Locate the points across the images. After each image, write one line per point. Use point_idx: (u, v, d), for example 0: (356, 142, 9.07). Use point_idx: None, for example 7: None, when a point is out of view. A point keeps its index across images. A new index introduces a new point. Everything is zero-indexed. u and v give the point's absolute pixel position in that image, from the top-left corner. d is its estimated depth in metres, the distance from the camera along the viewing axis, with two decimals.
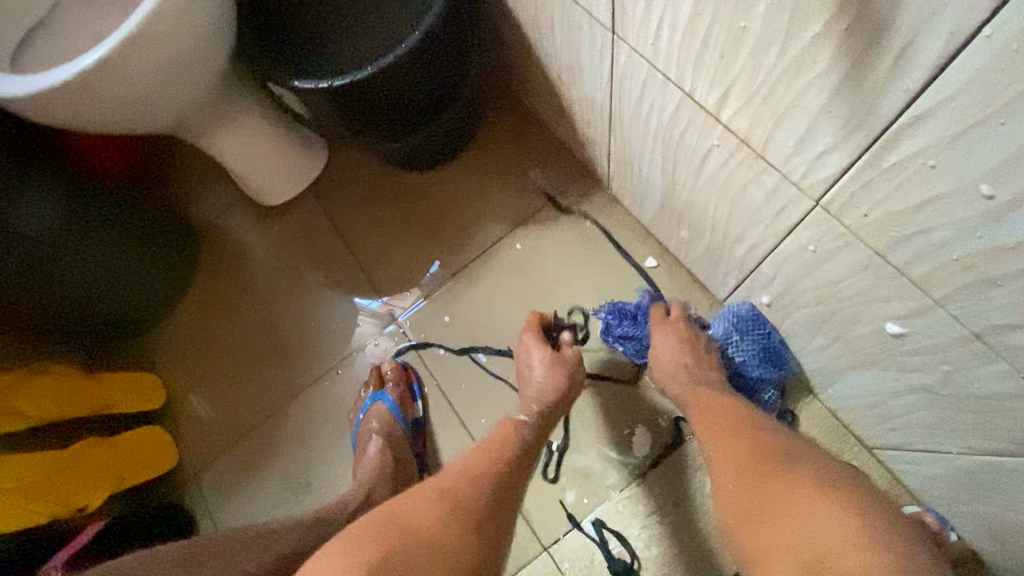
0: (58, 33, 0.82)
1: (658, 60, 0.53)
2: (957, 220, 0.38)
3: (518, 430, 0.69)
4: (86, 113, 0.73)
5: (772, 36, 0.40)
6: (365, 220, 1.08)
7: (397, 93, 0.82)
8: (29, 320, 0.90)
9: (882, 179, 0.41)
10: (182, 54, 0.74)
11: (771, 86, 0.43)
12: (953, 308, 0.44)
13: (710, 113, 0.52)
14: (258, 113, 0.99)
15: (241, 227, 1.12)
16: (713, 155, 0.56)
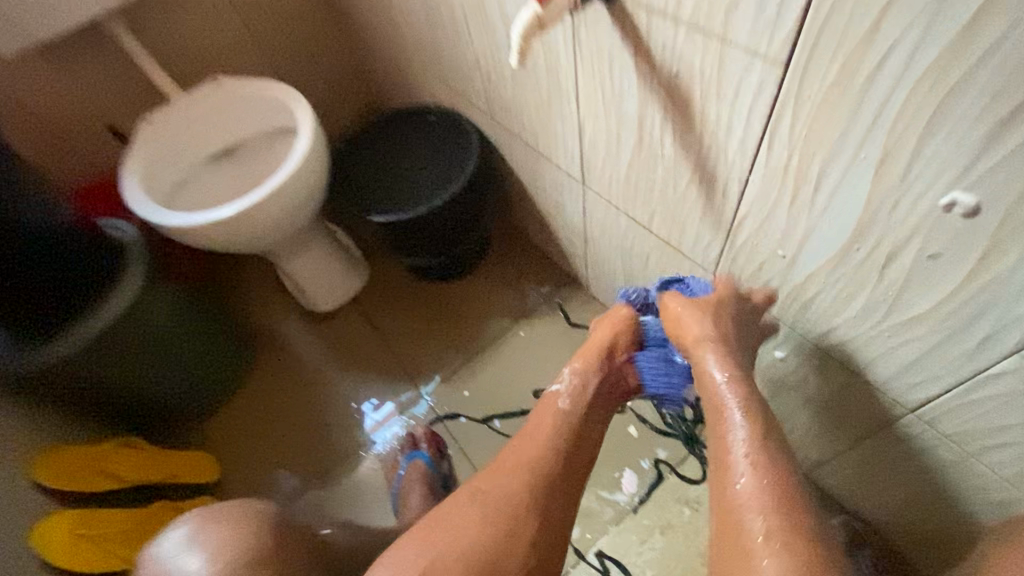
0: (196, 188, 1.23)
1: (612, 198, 0.89)
2: (779, 275, 0.69)
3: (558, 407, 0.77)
4: (219, 242, 1.06)
5: (668, 184, 0.74)
6: (399, 320, 1.36)
7: (439, 224, 1.17)
8: (127, 397, 1.10)
9: (739, 257, 0.72)
10: (293, 203, 1.09)
11: (674, 210, 0.77)
12: (799, 330, 0.72)
13: (647, 226, 0.85)
14: (326, 243, 1.32)
15: (294, 328, 1.38)
16: (653, 252, 0.89)
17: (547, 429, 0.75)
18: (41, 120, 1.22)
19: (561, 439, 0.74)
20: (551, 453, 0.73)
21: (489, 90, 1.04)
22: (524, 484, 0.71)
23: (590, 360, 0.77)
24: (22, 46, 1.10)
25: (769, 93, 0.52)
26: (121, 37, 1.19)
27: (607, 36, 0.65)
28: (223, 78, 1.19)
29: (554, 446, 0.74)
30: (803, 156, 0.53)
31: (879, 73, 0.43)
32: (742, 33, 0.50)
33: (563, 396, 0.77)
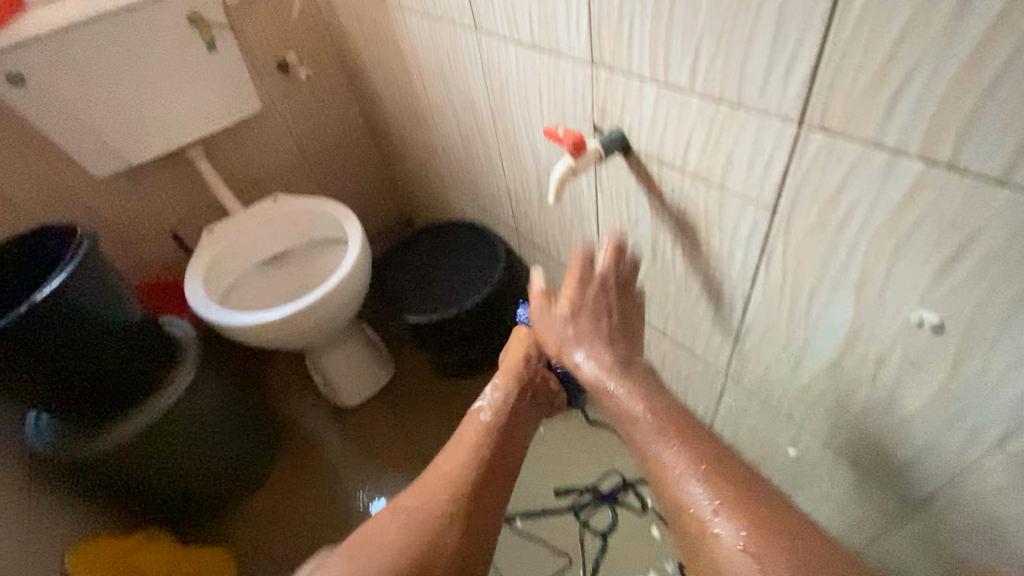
0: (244, 290, 1.35)
1: None
2: (783, 376, 0.77)
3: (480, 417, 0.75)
4: (270, 337, 1.17)
5: (680, 295, 0.85)
6: (422, 415, 1.41)
7: (467, 323, 1.29)
8: (162, 491, 1.14)
9: (747, 358, 0.81)
10: (337, 304, 1.20)
11: (687, 317, 0.87)
12: (808, 428, 0.79)
13: (661, 330, 0.95)
14: (359, 341, 1.42)
15: (319, 422, 1.43)
16: (668, 354, 0.98)
17: (467, 443, 0.71)
18: (115, 228, 1.38)
19: (483, 449, 0.71)
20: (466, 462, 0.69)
21: (516, 209, 1.20)
22: (450, 491, 0.67)
23: (512, 374, 0.78)
24: (115, 169, 1.29)
25: (763, 228, 0.64)
26: (198, 161, 1.39)
27: (625, 178, 0.79)
28: (282, 195, 1.37)
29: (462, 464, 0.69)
30: (796, 277, 0.64)
31: (847, 220, 0.55)
32: (737, 184, 0.63)
33: (485, 411, 0.75)
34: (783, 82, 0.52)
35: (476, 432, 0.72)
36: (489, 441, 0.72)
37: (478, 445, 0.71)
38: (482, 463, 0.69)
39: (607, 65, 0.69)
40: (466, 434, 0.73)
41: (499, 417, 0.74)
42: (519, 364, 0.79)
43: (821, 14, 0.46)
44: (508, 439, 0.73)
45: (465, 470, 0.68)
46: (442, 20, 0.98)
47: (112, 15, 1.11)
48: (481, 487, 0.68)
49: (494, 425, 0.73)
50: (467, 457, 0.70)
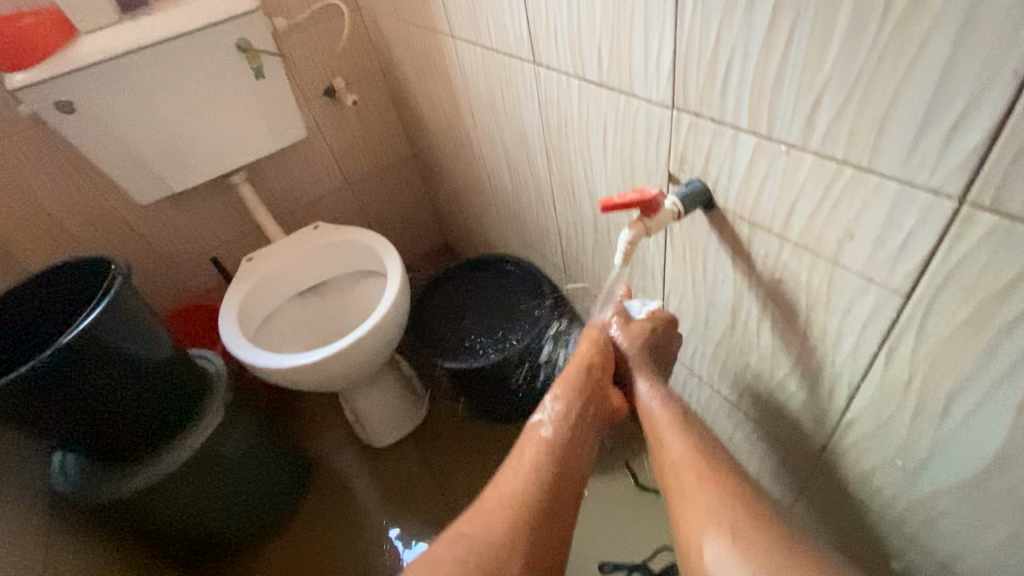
0: (280, 322, 1.29)
1: (695, 368, 0.87)
2: (894, 481, 0.63)
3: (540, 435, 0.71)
4: (299, 379, 1.11)
5: (761, 371, 0.73)
6: (455, 462, 1.32)
7: (508, 372, 1.19)
8: (181, 536, 1.08)
9: (846, 453, 0.68)
10: (370, 345, 1.13)
11: (768, 394, 0.74)
12: (925, 544, 0.65)
13: (733, 402, 0.83)
14: (393, 380, 1.34)
15: (349, 462, 1.36)
16: (740, 429, 0.85)
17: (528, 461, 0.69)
18: (156, 254, 1.36)
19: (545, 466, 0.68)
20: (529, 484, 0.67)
21: (567, 250, 1.10)
22: (508, 517, 0.64)
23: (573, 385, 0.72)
24: (160, 196, 1.27)
25: (886, 316, 0.52)
26: (240, 187, 1.36)
27: (703, 235, 0.68)
28: (323, 225, 1.32)
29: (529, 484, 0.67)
30: (927, 379, 0.52)
31: (1017, 325, 0.43)
32: (856, 262, 0.51)
33: (544, 426, 0.71)
34: (940, 151, 0.40)
35: (535, 452, 0.69)
36: (552, 459, 0.69)
37: (539, 465, 0.68)
38: (547, 486, 0.67)
39: (692, 110, 0.59)
40: (527, 454, 0.70)
41: (559, 433, 0.70)
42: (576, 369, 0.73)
43: (1013, 71, 0.35)
44: (572, 455, 0.70)
45: (526, 494, 0.66)
46: (497, 50, 0.91)
47: (162, 44, 1.09)
48: (549, 507, 0.66)
49: (556, 444, 0.70)
50: (528, 480, 0.67)
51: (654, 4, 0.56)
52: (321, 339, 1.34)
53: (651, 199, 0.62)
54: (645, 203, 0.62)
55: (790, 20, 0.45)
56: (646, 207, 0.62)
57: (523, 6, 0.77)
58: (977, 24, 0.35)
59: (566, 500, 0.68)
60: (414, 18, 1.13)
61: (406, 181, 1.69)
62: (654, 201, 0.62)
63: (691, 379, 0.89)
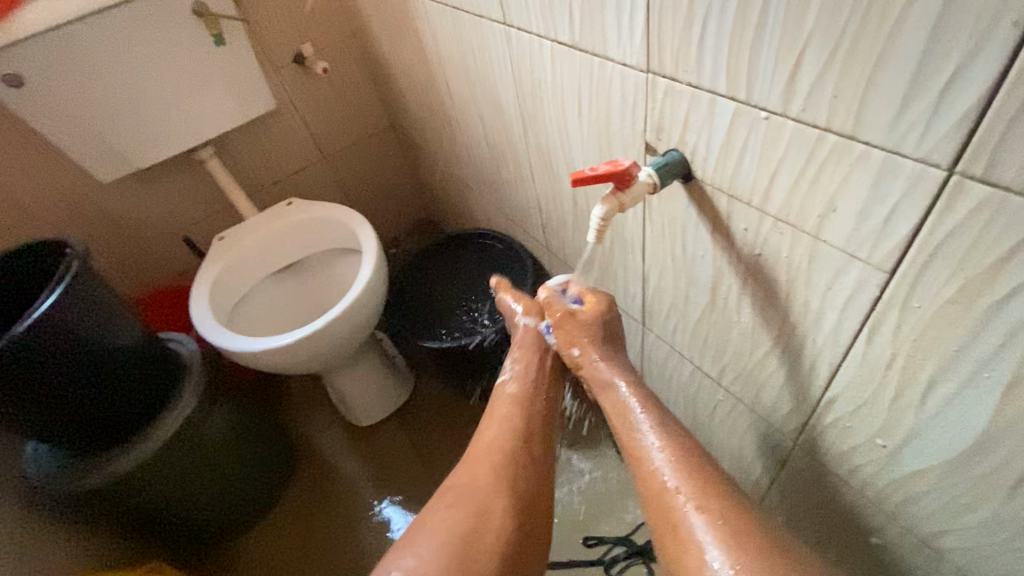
0: (256, 303, 1.26)
1: (677, 345, 0.85)
2: (874, 458, 0.62)
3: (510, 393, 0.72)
4: (276, 361, 1.09)
5: (742, 348, 0.70)
6: (440, 439, 1.32)
7: (490, 351, 1.16)
8: (164, 522, 1.07)
9: (827, 431, 0.66)
10: (348, 325, 1.10)
11: (749, 372, 0.72)
12: (903, 520, 0.64)
13: (715, 379, 0.81)
14: (375, 359, 1.32)
15: (334, 442, 1.35)
16: (721, 405, 0.84)
17: (500, 418, 0.70)
18: (124, 235, 1.31)
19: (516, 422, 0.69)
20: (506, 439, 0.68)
21: (547, 224, 1.06)
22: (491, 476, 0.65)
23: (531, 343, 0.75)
24: (124, 174, 1.21)
25: (869, 294, 0.49)
26: (208, 163, 1.30)
27: (682, 209, 0.65)
28: (297, 201, 1.27)
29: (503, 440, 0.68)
30: (910, 359, 0.50)
31: (1006, 304, 0.40)
32: (839, 237, 0.48)
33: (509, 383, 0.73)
34: (929, 117, 0.37)
35: (503, 405, 0.71)
36: (517, 412, 0.70)
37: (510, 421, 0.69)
38: (517, 437, 0.68)
39: (668, 74, 0.55)
40: (497, 410, 0.72)
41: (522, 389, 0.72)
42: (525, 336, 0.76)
43: (1013, 24, 0.31)
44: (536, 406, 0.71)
45: (498, 445, 0.68)
46: (467, 11, 0.84)
47: (110, 9, 1.01)
48: (521, 459, 0.67)
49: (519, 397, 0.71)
50: (500, 430, 0.69)
51: None
52: (300, 320, 1.31)
53: (626, 173, 0.58)
54: (619, 177, 0.58)
55: None
56: (621, 181, 0.58)
57: None
58: None
59: (536, 446, 0.69)
60: None
61: (385, 153, 1.63)
62: (630, 174, 0.58)
63: (672, 356, 0.87)
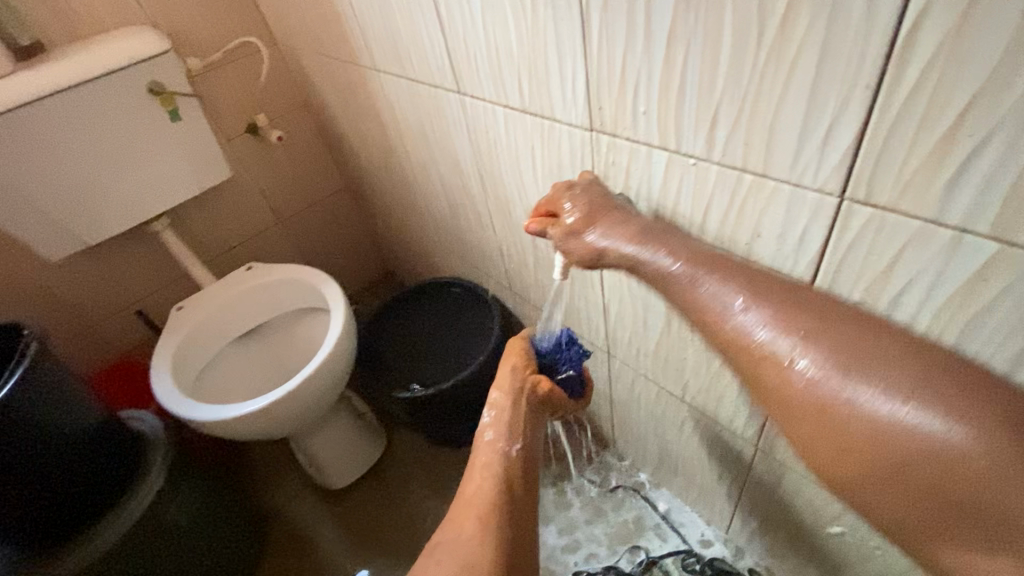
0: (217, 372, 1.23)
1: (641, 367, 0.91)
2: None
3: (492, 444, 0.68)
4: (246, 427, 1.06)
5: (700, 363, 0.78)
6: (419, 492, 1.30)
7: (464, 395, 1.18)
8: None
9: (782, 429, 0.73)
10: (319, 384, 1.10)
11: (708, 384, 0.80)
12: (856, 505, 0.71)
13: (677, 396, 0.88)
14: (346, 418, 1.31)
15: (307, 510, 1.30)
16: (687, 421, 0.90)
17: (480, 466, 0.66)
18: (72, 313, 1.26)
19: (495, 470, 0.66)
20: (487, 482, 0.65)
21: (509, 268, 1.13)
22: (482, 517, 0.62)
23: (508, 387, 0.72)
24: (73, 251, 1.19)
25: None
26: (164, 234, 1.30)
27: None
28: (258, 265, 1.28)
29: (485, 487, 0.64)
30: None
31: (902, 300, 0.48)
32: (766, 256, 0.57)
33: (488, 430, 0.69)
34: (820, 155, 0.46)
35: (484, 456, 0.67)
36: (500, 460, 0.66)
37: (490, 467, 0.66)
38: (501, 485, 0.64)
39: (609, 130, 0.64)
40: (477, 459, 0.67)
41: (503, 435, 0.68)
42: (511, 372, 0.74)
43: (865, 88, 0.41)
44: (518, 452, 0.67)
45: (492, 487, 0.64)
46: (422, 81, 0.93)
47: (65, 92, 1.03)
48: (500, 500, 0.63)
49: (501, 444, 0.68)
50: (482, 485, 0.65)
51: (565, 37, 0.61)
52: (266, 385, 1.29)
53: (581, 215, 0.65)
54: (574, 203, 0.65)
55: (684, 46, 0.50)
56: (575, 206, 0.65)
57: (443, 39, 0.80)
58: (833, 46, 0.40)
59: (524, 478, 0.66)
60: (336, 52, 1.14)
61: (342, 212, 1.67)
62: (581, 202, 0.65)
63: (639, 380, 0.94)
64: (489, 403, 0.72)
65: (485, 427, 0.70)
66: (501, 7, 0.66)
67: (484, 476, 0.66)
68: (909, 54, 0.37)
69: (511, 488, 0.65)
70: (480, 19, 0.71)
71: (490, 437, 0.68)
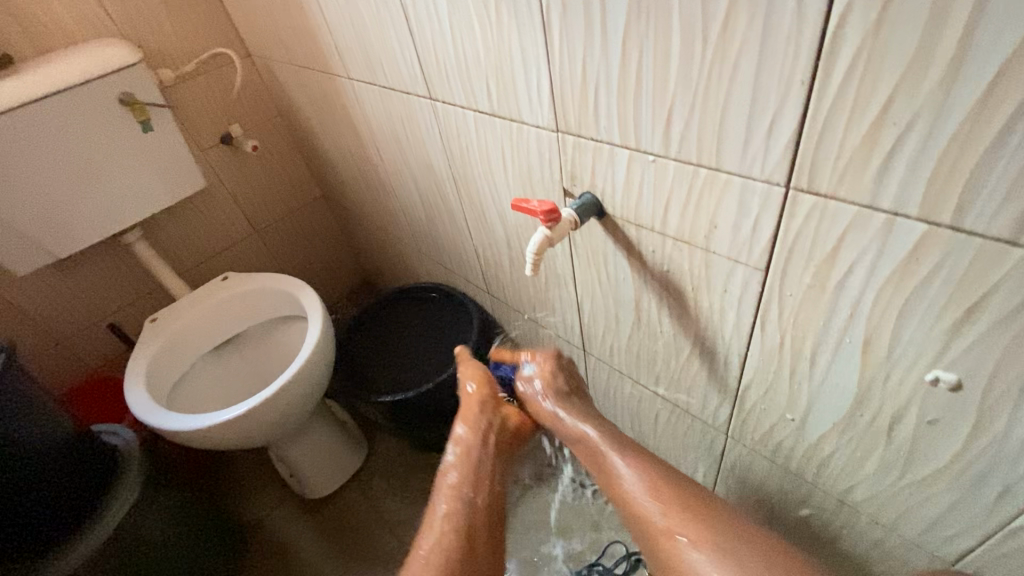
0: (193, 383, 1.22)
1: (615, 362, 0.94)
2: (788, 433, 0.73)
3: (456, 489, 0.72)
4: (225, 436, 1.05)
5: (670, 354, 0.81)
6: (402, 497, 1.30)
7: (445, 399, 1.19)
8: None
9: (749, 414, 0.76)
10: (298, 391, 1.10)
11: (679, 374, 0.82)
12: (821, 483, 0.74)
13: (651, 388, 0.91)
14: (326, 426, 1.30)
15: (287, 522, 1.29)
16: (662, 412, 0.93)
17: (445, 513, 0.71)
18: (41, 330, 1.24)
19: (458, 519, 0.70)
20: (452, 533, 0.69)
21: (486, 271, 1.15)
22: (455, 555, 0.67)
23: (474, 427, 0.77)
24: (42, 265, 1.17)
25: (755, 289, 0.61)
26: (136, 247, 1.29)
27: (601, 242, 0.76)
28: (233, 275, 1.28)
29: (452, 539, 0.68)
30: (795, 339, 0.61)
31: (846, 281, 0.52)
32: (724, 246, 0.60)
33: (451, 472, 0.74)
34: (765, 147, 0.49)
35: (446, 502, 0.72)
36: (464, 507, 0.71)
37: (452, 515, 0.70)
38: (465, 537, 0.69)
39: (573, 131, 0.67)
40: (440, 507, 0.71)
41: (465, 479, 0.73)
42: (477, 413, 0.78)
43: (800, 83, 0.44)
44: (480, 500, 0.73)
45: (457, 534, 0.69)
46: (395, 90, 0.95)
47: (35, 104, 1.02)
48: (467, 552, 0.68)
49: (462, 490, 0.72)
50: (447, 535, 0.68)
51: (528, 42, 0.63)
52: (243, 395, 1.28)
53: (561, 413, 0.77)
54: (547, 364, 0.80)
55: (637, 50, 0.53)
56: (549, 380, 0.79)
57: (414, 48, 0.83)
58: (770, 45, 0.44)
59: (489, 524, 0.72)
60: (310, 62, 1.15)
61: (319, 221, 1.67)
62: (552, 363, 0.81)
63: (614, 374, 0.96)
64: (455, 440, 0.77)
65: (449, 468, 0.75)
66: (466, 13, 0.69)
67: (448, 523, 0.70)
68: (837, 50, 0.41)
69: (473, 540, 0.69)
70: (447, 26, 0.73)
71: (454, 483, 0.73)
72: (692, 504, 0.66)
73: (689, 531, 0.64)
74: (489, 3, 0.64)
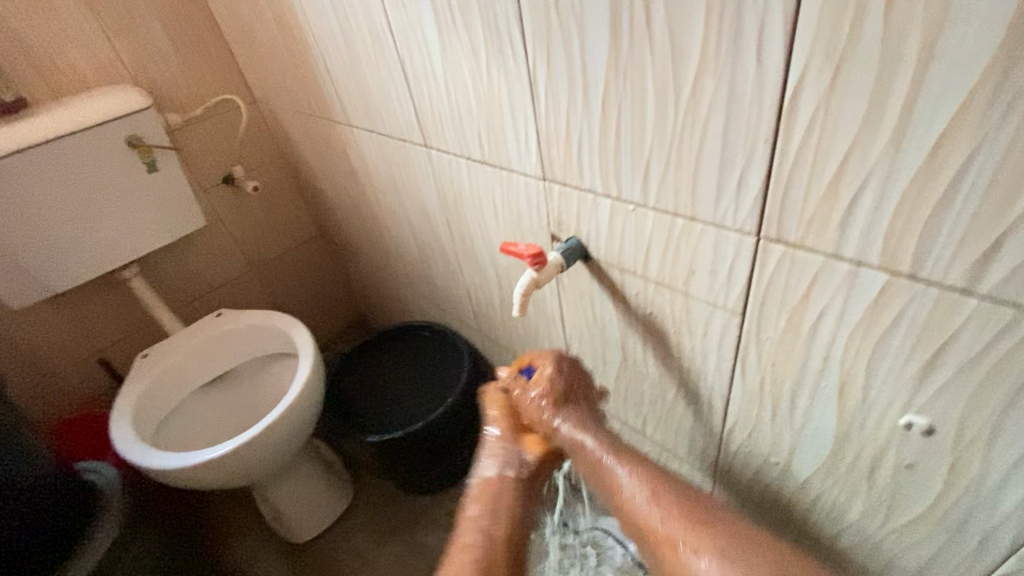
0: (181, 421, 1.21)
1: (604, 403, 0.94)
2: (773, 477, 0.73)
3: (475, 515, 0.67)
4: (210, 475, 1.04)
5: (656, 396, 0.82)
6: (387, 541, 1.26)
7: (435, 439, 1.18)
8: None
9: (736, 457, 0.76)
10: (286, 429, 1.09)
11: (666, 416, 0.83)
12: (809, 529, 0.73)
13: (640, 430, 0.91)
14: (313, 467, 1.28)
15: (268, 567, 1.25)
16: (650, 454, 0.93)
17: (462, 540, 0.65)
18: (31, 364, 1.24)
19: (477, 546, 0.64)
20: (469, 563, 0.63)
21: (477, 310, 1.17)
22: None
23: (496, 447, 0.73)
24: (37, 300, 1.18)
25: (734, 333, 0.62)
26: (133, 282, 1.30)
27: (587, 284, 0.78)
28: (227, 312, 1.29)
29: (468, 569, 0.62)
30: (775, 382, 0.62)
31: (819, 326, 0.54)
32: (703, 291, 0.62)
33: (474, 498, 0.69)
34: (736, 200, 0.52)
35: (467, 529, 0.66)
36: (484, 534, 0.65)
37: (470, 543, 0.65)
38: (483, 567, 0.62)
39: (559, 180, 0.70)
40: (461, 535, 0.66)
41: (486, 504, 0.68)
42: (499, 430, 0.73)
43: (764, 143, 0.47)
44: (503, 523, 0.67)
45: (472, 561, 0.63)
46: (392, 138, 1.00)
47: (46, 145, 1.06)
48: None
49: (483, 515, 0.67)
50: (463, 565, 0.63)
51: (516, 96, 0.68)
52: (231, 433, 1.26)
53: (560, 424, 0.68)
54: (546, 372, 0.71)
55: (616, 108, 0.57)
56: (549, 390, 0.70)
57: (411, 100, 0.87)
58: (735, 109, 0.47)
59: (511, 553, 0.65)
60: (312, 109, 1.20)
61: (316, 259, 1.70)
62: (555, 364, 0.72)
63: (603, 416, 0.96)
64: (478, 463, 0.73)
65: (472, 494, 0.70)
66: (459, 70, 0.73)
67: (464, 552, 0.64)
68: (794, 115, 0.44)
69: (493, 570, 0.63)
70: (443, 81, 0.78)
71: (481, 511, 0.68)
72: (697, 513, 0.56)
73: (691, 535, 0.55)
74: (480, 61, 0.69)
